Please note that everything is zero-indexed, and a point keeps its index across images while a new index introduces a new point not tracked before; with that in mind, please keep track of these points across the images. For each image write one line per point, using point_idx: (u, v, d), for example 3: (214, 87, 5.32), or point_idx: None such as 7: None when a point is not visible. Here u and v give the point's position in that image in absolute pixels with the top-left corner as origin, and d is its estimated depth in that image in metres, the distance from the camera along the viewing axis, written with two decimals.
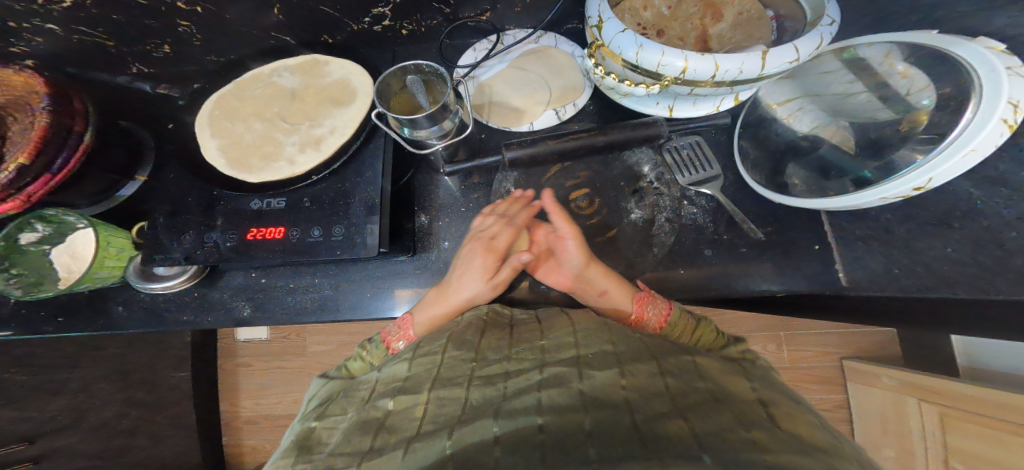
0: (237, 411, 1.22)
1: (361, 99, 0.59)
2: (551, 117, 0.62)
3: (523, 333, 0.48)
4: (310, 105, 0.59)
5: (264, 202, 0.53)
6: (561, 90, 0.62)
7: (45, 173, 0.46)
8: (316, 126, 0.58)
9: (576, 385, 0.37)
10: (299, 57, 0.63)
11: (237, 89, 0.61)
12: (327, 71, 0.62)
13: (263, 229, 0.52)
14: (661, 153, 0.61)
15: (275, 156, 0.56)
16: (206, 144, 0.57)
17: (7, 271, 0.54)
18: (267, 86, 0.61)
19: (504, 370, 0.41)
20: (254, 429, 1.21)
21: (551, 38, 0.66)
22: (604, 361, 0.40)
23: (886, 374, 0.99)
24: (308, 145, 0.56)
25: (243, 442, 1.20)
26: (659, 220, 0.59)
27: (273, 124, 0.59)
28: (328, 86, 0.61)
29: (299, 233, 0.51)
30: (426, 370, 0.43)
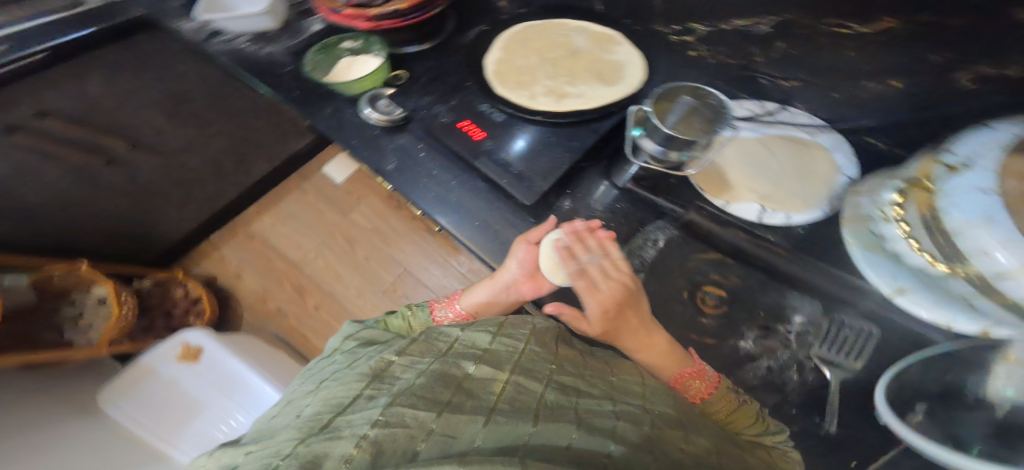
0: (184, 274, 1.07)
1: (629, 83, 0.47)
2: (752, 209, 0.38)
3: (595, 355, 0.38)
4: (580, 65, 0.50)
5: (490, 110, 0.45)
6: (789, 194, 0.39)
7: (403, 14, 0.48)
8: (571, 84, 0.47)
9: (669, 439, 0.28)
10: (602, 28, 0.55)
11: (538, 30, 0.55)
12: (615, 48, 0.51)
13: (474, 126, 0.44)
14: (826, 318, 0.37)
15: (525, 87, 0.48)
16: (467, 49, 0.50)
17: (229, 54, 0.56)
18: (562, 37, 0.54)
19: (576, 384, 0.31)
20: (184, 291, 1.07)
21: (835, 140, 0.42)
22: (689, 430, 0.30)
23: None
24: (559, 93, 0.46)
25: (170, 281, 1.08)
26: (757, 364, 0.39)
27: (548, 65, 0.50)
28: (606, 60, 0.50)
29: (497, 147, 0.43)
30: (507, 351, 0.33)
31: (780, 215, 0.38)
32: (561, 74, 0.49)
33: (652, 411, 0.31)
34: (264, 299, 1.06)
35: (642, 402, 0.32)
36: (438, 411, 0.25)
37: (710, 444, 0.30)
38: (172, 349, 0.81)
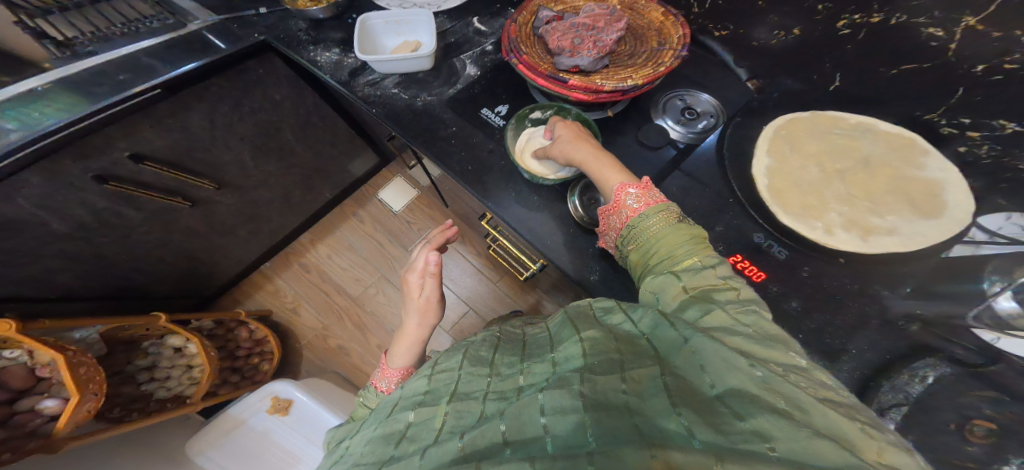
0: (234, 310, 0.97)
1: (946, 220, 0.46)
2: None
3: (536, 341, 0.37)
4: (881, 186, 0.49)
5: (769, 245, 0.46)
6: None
7: (621, 91, 0.45)
8: (877, 213, 0.47)
9: (569, 380, 0.27)
10: (893, 127, 0.53)
11: (817, 121, 0.54)
12: (927, 162, 0.50)
13: (748, 265, 0.44)
14: None
15: (818, 212, 0.48)
16: (760, 158, 0.51)
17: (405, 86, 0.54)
18: (844, 136, 0.52)
19: (517, 385, 0.31)
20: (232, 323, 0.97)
21: None
22: (597, 352, 0.30)
23: None
24: (858, 224, 0.47)
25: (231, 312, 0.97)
26: None
27: (835, 179, 0.50)
28: (906, 180, 0.49)
29: (772, 294, 0.43)
30: (445, 382, 0.34)
31: None
32: (858, 196, 0.49)
33: (585, 357, 0.30)
34: (324, 336, 0.97)
35: (578, 352, 0.30)
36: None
37: (656, 356, 0.30)
38: (262, 402, 0.78)
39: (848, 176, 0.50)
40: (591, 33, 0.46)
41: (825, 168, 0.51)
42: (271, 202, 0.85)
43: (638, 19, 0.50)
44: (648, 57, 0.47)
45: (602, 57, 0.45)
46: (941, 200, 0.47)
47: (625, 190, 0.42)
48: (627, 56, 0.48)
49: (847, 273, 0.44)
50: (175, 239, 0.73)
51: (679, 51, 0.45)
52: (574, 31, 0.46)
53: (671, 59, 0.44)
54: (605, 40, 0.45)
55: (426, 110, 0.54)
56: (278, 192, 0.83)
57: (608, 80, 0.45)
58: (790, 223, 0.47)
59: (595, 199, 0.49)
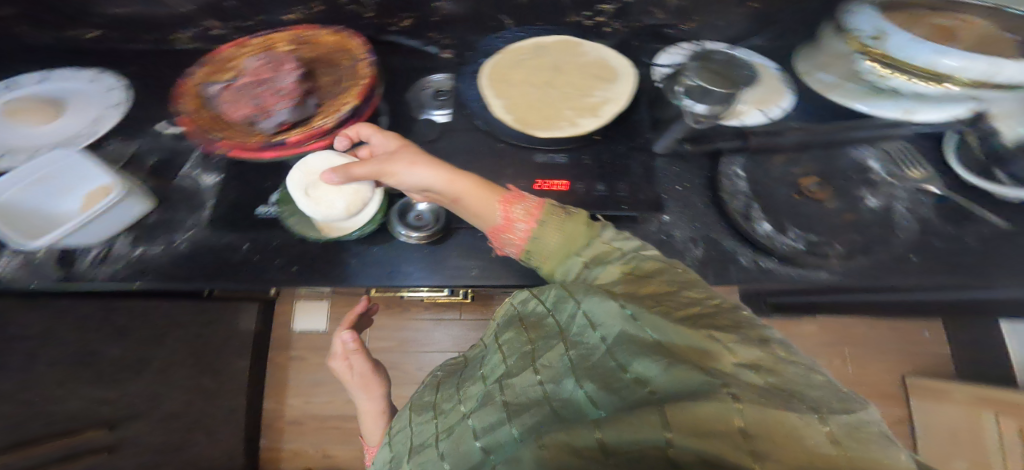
0: None
1: (627, 77, 0.52)
2: (759, 116, 0.50)
3: (476, 359, 0.36)
4: (576, 77, 0.53)
5: (551, 157, 0.48)
6: (758, 92, 0.52)
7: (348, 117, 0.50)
8: (586, 95, 0.51)
9: (495, 402, 0.26)
10: (551, 37, 0.57)
11: (508, 57, 0.55)
12: (586, 49, 0.56)
13: (548, 181, 0.47)
14: (883, 145, 0.49)
15: (556, 117, 0.50)
16: (490, 102, 0.50)
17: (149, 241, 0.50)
18: (531, 57, 0.55)
19: (455, 417, 0.29)
20: None
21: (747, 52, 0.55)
22: (518, 362, 0.28)
23: (953, 387, 0.82)
24: (585, 112, 0.50)
25: None
26: (899, 209, 0.46)
27: (547, 89, 0.52)
28: (587, 64, 0.54)
29: (585, 186, 0.46)
30: (404, 433, 0.34)
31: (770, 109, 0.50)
32: (569, 91, 0.52)
33: (505, 368, 0.28)
34: None
35: (501, 365, 0.29)
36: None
37: (562, 329, 0.28)
38: None
39: (543, 82, 0.52)
40: (273, 84, 0.49)
41: (532, 85, 0.52)
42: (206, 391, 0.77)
43: (317, 50, 0.55)
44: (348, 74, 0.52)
45: (306, 96, 0.49)
46: (611, 67, 0.54)
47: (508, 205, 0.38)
48: (327, 83, 0.51)
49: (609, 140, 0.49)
50: None
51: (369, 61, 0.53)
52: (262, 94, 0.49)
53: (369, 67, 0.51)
54: (288, 84, 0.49)
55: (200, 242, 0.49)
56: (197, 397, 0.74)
57: (324, 112, 0.49)
58: (548, 136, 0.48)
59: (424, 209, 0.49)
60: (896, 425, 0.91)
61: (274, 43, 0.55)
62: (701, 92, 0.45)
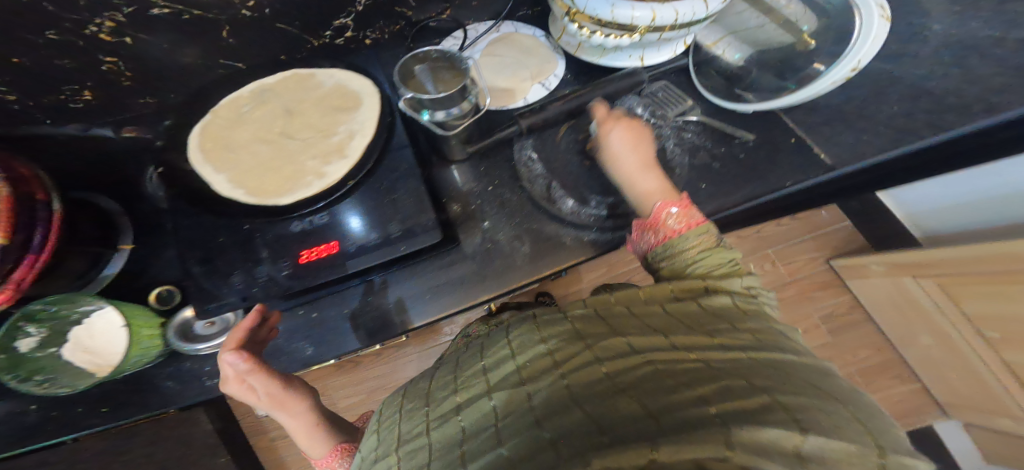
0: None
1: (367, 98, 0.63)
2: (540, 89, 0.67)
3: (466, 358, 0.45)
4: (312, 115, 0.64)
5: (307, 221, 0.56)
6: (538, 66, 0.68)
7: (29, 252, 0.48)
8: (333, 133, 0.62)
9: (518, 393, 0.35)
10: (276, 75, 0.67)
11: (221, 117, 0.64)
12: (320, 80, 0.67)
13: (313, 249, 0.53)
14: (644, 96, 0.65)
15: (300, 173, 0.59)
16: (215, 181, 0.58)
17: (33, 379, 0.57)
18: (256, 109, 0.65)
19: (454, 404, 0.38)
20: None
21: (511, 25, 0.72)
22: (543, 365, 0.37)
23: (873, 263, 1.04)
24: (331, 153, 0.60)
25: None
26: (670, 147, 0.61)
27: (281, 144, 0.62)
28: (326, 94, 0.65)
29: (354, 240, 0.54)
30: (391, 431, 0.41)
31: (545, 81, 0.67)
32: (311, 133, 0.63)
33: (524, 367, 0.37)
34: None
35: (516, 363, 0.38)
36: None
37: (580, 336, 0.39)
38: None
39: (273, 143, 0.63)
40: None
41: (286, 137, 0.63)
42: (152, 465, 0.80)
43: None
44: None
45: None
46: (352, 91, 0.65)
47: (671, 206, 0.49)
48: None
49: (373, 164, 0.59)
50: None
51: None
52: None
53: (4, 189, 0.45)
54: None
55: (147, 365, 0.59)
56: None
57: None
58: (293, 198, 0.57)
59: (224, 301, 0.51)
60: (851, 306, 1.18)
61: None
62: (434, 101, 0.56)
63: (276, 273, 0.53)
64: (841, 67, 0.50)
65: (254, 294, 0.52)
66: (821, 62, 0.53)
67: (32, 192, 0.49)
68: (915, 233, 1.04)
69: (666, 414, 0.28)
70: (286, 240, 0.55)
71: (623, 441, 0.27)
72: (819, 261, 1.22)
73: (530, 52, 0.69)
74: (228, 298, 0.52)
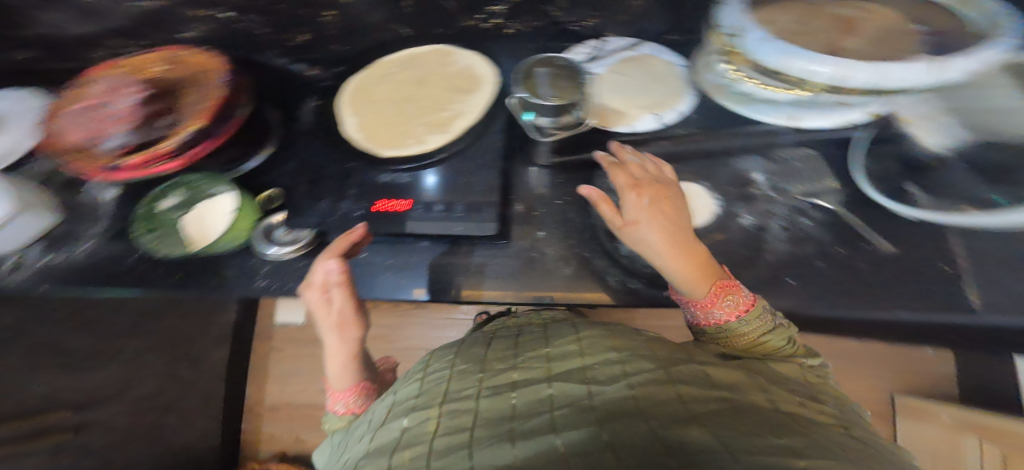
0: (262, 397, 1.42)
1: (483, 87, 0.75)
2: (654, 121, 0.72)
3: (527, 343, 0.48)
4: (435, 89, 0.77)
5: (395, 177, 0.69)
6: (664, 97, 0.74)
7: (208, 136, 0.63)
8: (444, 109, 0.74)
9: (580, 389, 0.37)
10: (424, 47, 0.84)
11: (376, 72, 0.81)
12: (454, 59, 0.81)
13: (390, 201, 0.67)
14: (770, 162, 0.69)
15: (407, 134, 0.72)
16: (345, 121, 0.75)
17: (153, 231, 0.69)
18: (399, 72, 0.81)
19: (510, 380, 0.41)
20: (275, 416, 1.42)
21: (651, 47, 0.79)
22: (610, 371, 0.38)
23: (939, 411, 1.08)
24: (434, 126, 0.72)
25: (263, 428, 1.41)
26: (772, 227, 0.64)
27: (405, 103, 0.76)
28: (453, 72, 0.79)
29: (420, 209, 0.66)
30: (437, 386, 0.43)
31: (674, 113, 0.72)
32: (426, 105, 0.75)
33: (590, 368, 0.40)
34: None
35: (582, 361, 0.41)
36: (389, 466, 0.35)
37: (652, 356, 0.40)
38: None
39: (400, 102, 0.76)
40: (117, 114, 0.63)
41: (405, 99, 0.77)
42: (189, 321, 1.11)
43: (182, 70, 0.69)
44: (205, 92, 0.65)
45: (159, 118, 0.63)
46: (475, 76, 0.77)
47: (721, 293, 0.49)
48: (188, 101, 0.64)
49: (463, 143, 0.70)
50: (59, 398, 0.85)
51: (227, 80, 0.65)
52: (104, 119, 0.64)
53: (223, 89, 0.64)
54: (126, 107, 0.63)
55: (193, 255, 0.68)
56: (159, 377, 1.06)
57: (176, 130, 0.62)
58: (392, 152, 0.70)
59: (308, 222, 0.68)
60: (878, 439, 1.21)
61: (148, 65, 0.70)
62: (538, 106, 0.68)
63: (350, 210, 0.68)
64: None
65: (329, 221, 0.68)
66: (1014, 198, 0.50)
67: (236, 97, 0.66)
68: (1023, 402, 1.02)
69: (748, 455, 0.27)
70: (371, 184, 0.70)
71: (698, 463, 0.27)
72: (882, 392, 1.25)
73: (660, 79, 0.76)
74: (310, 217, 0.69)
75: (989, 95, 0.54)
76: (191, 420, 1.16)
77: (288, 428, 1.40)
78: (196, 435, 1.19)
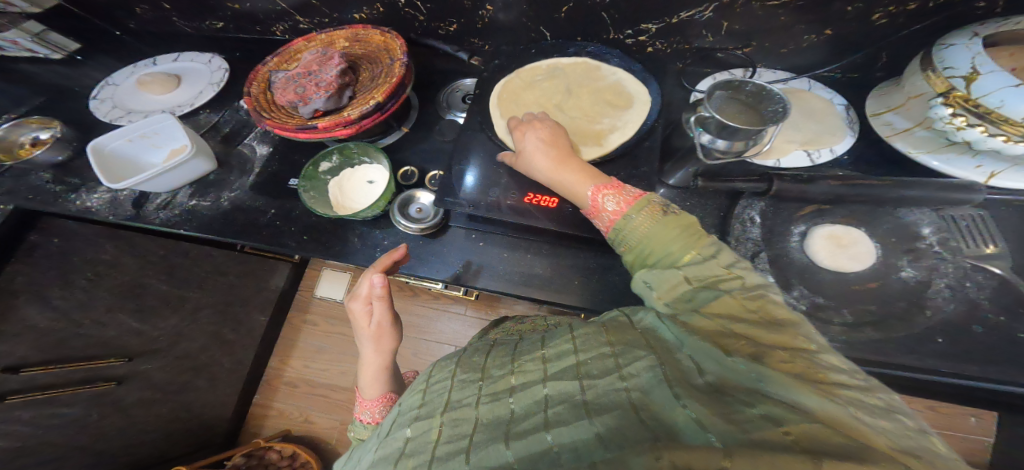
0: (283, 370, 1.45)
1: (640, 104, 0.81)
2: (803, 157, 0.79)
3: (525, 349, 0.50)
4: (585, 100, 0.83)
5: (541, 174, 0.74)
6: (817, 134, 0.81)
7: (378, 111, 0.81)
8: (598, 121, 0.80)
9: (575, 386, 0.40)
10: (570, 59, 0.90)
11: (521, 78, 0.88)
12: (602, 73, 0.87)
13: (540, 195, 0.72)
14: (941, 218, 0.71)
15: (586, 139, 0.78)
16: (496, 120, 0.81)
17: (309, 190, 0.83)
18: (546, 78, 0.87)
19: (509, 385, 0.43)
20: (292, 392, 1.43)
21: (807, 83, 0.88)
22: (603, 364, 0.41)
23: None
24: (594, 137, 0.78)
25: (273, 403, 1.42)
26: (935, 283, 0.67)
27: (553, 112, 0.82)
28: (606, 86, 0.85)
29: (569, 207, 0.72)
30: (439, 395, 0.45)
31: (826, 151, 0.79)
32: (574, 113, 0.82)
33: (584, 363, 0.42)
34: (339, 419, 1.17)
35: (577, 358, 0.43)
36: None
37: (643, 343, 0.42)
38: None
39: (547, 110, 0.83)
40: (318, 77, 0.81)
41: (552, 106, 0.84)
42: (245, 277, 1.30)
43: (368, 48, 0.88)
44: (383, 73, 0.84)
45: (345, 90, 0.81)
46: (626, 91, 0.84)
47: (602, 193, 0.61)
48: (373, 80, 0.83)
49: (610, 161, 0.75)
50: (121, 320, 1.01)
51: (404, 63, 0.82)
52: (312, 84, 0.81)
53: (398, 70, 0.81)
54: (331, 77, 0.80)
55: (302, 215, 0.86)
56: (208, 336, 1.23)
57: (363, 100, 0.80)
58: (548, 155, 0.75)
59: (457, 200, 0.74)
60: None
61: (335, 40, 0.90)
62: (719, 129, 0.64)
63: (502, 199, 0.73)
64: None
65: (478, 209, 0.73)
66: None
67: (405, 78, 0.83)
68: None
69: (730, 436, 0.29)
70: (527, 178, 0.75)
71: (678, 446, 0.29)
72: None
73: (817, 116, 0.83)
74: (461, 200, 0.74)
75: None
76: (225, 372, 1.30)
77: (300, 406, 1.41)
78: (216, 403, 1.29)
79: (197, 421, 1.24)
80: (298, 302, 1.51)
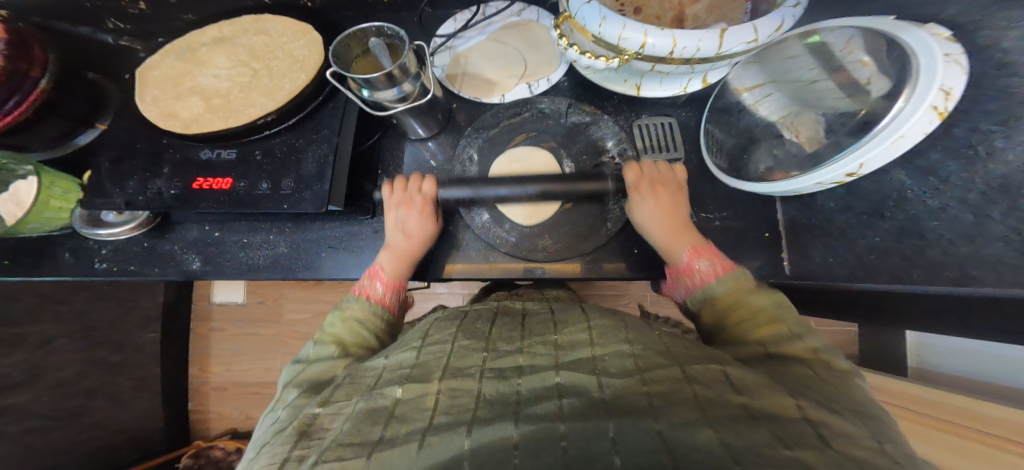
0: (206, 377, 1.39)
1: (314, 62, 0.64)
2: (524, 90, 0.76)
3: (535, 325, 0.44)
4: (261, 62, 0.66)
5: (218, 153, 0.61)
6: (537, 65, 0.76)
7: None
8: (262, 94, 0.62)
9: (591, 380, 0.34)
10: (243, 16, 0.71)
11: (186, 42, 0.69)
12: (296, 39, 0.67)
13: (211, 179, 0.59)
14: (631, 129, 0.74)
15: (239, 108, 0.62)
16: (144, 93, 0.65)
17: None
18: (256, 29, 0.70)
19: (517, 364, 0.37)
20: (222, 396, 1.38)
21: (533, 13, 0.78)
22: (624, 364, 0.36)
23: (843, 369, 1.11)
24: (269, 93, 0.62)
25: (210, 408, 1.37)
26: None
27: (235, 83, 0.65)
28: (278, 59, 0.65)
29: (245, 185, 0.59)
30: (435, 360, 0.39)
31: (544, 82, 0.76)
32: (248, 79, 0.65)
33: (601, 359, 0.37)
34: None
35: (593, 351, 0.38)
36: (370, 454, 0.30)
37: (669, 352, 0.37)
38: None
39: (194, 85, 0.65)
40: None
41: (207, 74, 0.66)
42: (115, 295, 1.18)
43: None
44: None
45: None
46: (314, 48, 0.66)
47: (699, 257, 0.60)
48: None
49: (292, 134, 0.62)
50: (60, 343, 1.07)
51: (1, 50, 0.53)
52: None
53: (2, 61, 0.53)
54: None
55: (119, 247, 0.74)
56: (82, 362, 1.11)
57: None
58: (221, 123, 0.60)
59: (111, 200, 0.60)
60: None
61: None
62: (369, 83, 0.55)
63: (165, 190, 0.59)
64: (883, 139, 0.43)
65: (137, 201, 0.59)
66: (831, 148, 0.50)
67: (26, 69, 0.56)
68: (908, 360, 1.08)
69: (752, 458, 0.26)
70: (189, 162, 0.61)
71: (704, 463, 0.25)
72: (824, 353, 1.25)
73: (539, 47, 0.78)
74: (115, 198, 0.60)
75: (791, 67, 0.58)
76: (135, 390, 1.21)
77: (236, 407, 1.37)
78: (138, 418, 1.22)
79: (123, 442, 1.18)
80: (196, 314, 1.40)
